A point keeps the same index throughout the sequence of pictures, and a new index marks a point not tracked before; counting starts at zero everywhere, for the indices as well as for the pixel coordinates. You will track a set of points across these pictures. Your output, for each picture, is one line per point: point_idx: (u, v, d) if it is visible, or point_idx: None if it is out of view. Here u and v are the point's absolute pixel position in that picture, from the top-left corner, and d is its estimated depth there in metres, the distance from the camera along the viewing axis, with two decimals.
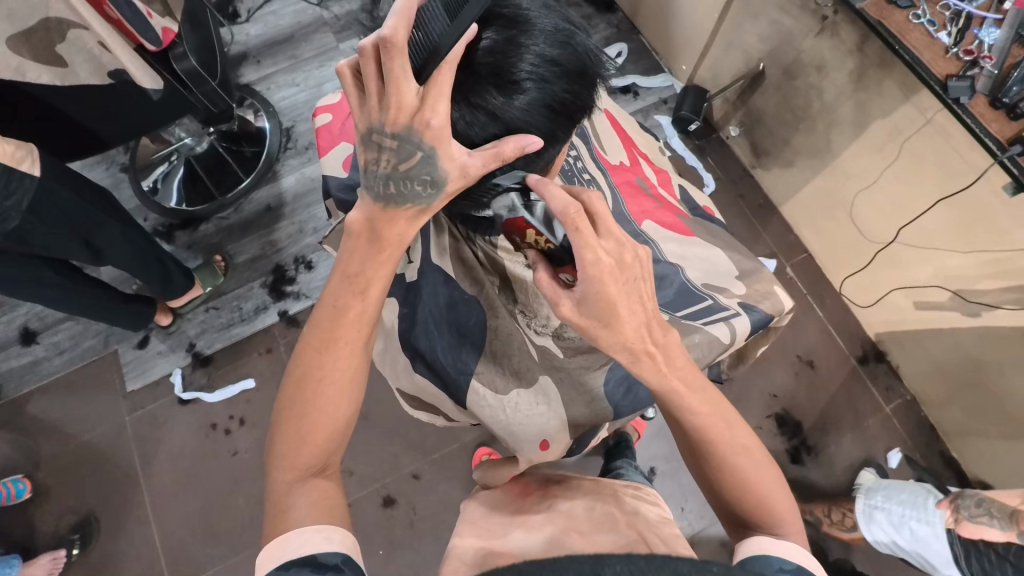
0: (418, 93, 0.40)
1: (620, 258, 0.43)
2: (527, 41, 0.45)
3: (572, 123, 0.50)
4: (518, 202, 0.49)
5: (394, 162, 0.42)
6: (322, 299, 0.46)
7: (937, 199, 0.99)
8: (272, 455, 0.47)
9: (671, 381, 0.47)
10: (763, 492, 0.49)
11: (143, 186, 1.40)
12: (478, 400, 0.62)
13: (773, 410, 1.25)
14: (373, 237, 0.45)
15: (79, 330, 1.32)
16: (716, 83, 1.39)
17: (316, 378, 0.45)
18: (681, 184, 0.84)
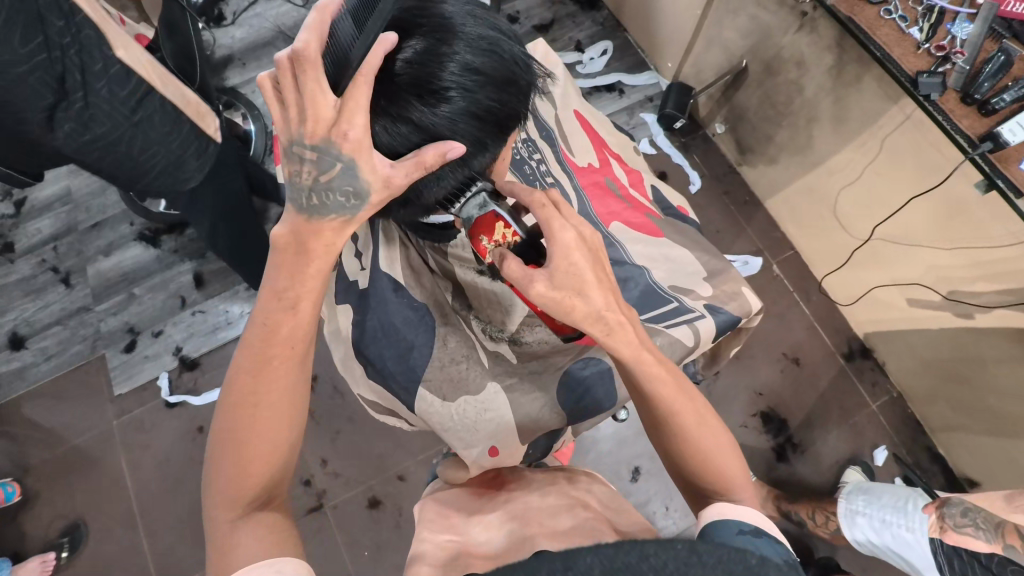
0: (335, 105, 0.40)
1: (582, 234, 0.47)
2: (452, 49, 0.45)
3: (503, 131, 0.50)
4: (490, 200, 0.51)
5: (316, 173, 0.43)
6: (252, 319, 0.46)
7: (913, 196, 0.99)
8: (215, 492, 0.46)
9: (640, 352, 0.47)
10: (723, 463, 0.49)
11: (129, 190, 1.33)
12: (426, 407, 0.62)
13: (758, 407, 1.25)
14: (299, 249, 0.45)
15: (67, 336, 1.33)
16: (700, 79, 1.38)
17: (252, 402, 0.45)
18: (654, 183, 0.83)
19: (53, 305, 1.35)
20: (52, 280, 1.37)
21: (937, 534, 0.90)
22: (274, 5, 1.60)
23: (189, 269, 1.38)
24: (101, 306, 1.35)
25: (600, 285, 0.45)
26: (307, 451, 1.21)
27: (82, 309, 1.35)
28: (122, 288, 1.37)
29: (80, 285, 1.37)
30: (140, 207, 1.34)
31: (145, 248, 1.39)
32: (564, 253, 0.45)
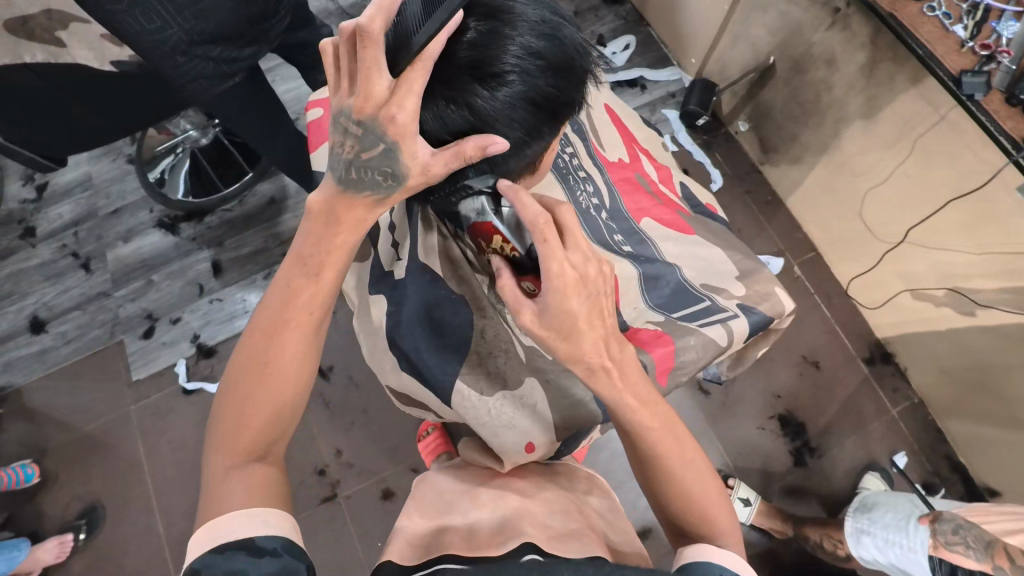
0: (388, 87, 0.40)
1: (582, 274, 0.43)
2: (511, 32, 0.44)
3: (557, 119, 0.49)
4: (488, 207, 0.51)
5: (358, 149, 0.42)
6: (275, 283, 0.49)
7: (946, 202, 0.96)
8: (216, 439, 0.48)
9: (624, 398, 0.47)
10: (706, 505, 0.50)
11: (149, 177, 1.40)
12: (462, 401, 0.61)
13: (775, 410, 1.24)
14: (330, 219, 0.46)
15: (86, 320, 1.34)
16: (724, 76, 1.36)
17: (264, 360, 0.48)
18: (682, 180, 0.82)
19: (73, 289, 1.36)
20: (72, 265, 1.38)
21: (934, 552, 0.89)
22: None
23: (206, 257, 1.39)
24: (119, 292, 1.36)
25: (593, 331, 0.43)
26: (321, 441, 1.21)
27: (101, 294, 1.36)
28: (141, 274, 1.37)
29: (100, 270, 1.37)
30: (158, 192, 1.39)
31: (164, 235, 1.40)
32: (559, 291, 0.42)
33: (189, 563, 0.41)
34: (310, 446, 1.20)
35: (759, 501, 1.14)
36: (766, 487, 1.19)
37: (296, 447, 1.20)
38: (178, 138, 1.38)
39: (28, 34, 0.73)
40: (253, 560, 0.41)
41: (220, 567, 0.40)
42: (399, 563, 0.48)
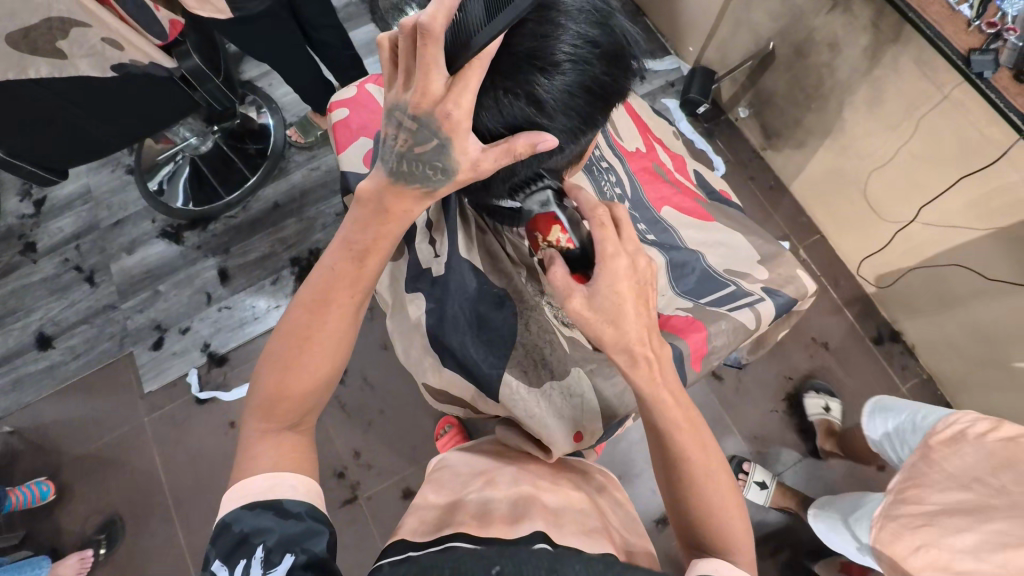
0: (444, 84, 0.40)
1: (634, 264, 0.46)
2: (564, 22, 0.44)
3: (608, 107, 0.49)
4: (554, 200, 0.52)
5: (410, 143, 0.43)
6: (321, 261, 0.49)
7: (955, 180, 0.97)
8: (251, 402, 0.49)
9: (659, 391, 0.48)
10: (723, 516, 0.48)
11: (150, 187, 1.39)
12: (510, 393, 0.62)
13: (789, 392, 1.25)
14: (380, 208, 0.47)
15: (93, 334, 1.33)
16: (724, 63, 1.37)
17: (305, 335, 0.48)
18: (696, 168, 0.83)
19: (79, 303, 1.35)
20: (76, 278, 1.36)
21: None
22: None
23: (213, 265, 1.38)
24: (126, 304, 1.35)
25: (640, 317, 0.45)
26: (340, 443, 1.21)
27: (108, 307, 1.35)
28: (147, 285, 1.36)
29: (105, 283, 1.36)
30: (160, 202, 1.38)
31: (169, 244, 1.39)
32: (611, 277, 0.45)
33: (222, 517, 0.44)
34: (329, 447, 1.21)
35: (777, 484, 1.15)
36: (783, 469, 1.21)
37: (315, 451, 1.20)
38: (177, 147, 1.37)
39: (31, 49, 0.69)
40: (280, 520, 0.43)
41: (250, 522, 0.43)
42: (411, 540, 0.45)
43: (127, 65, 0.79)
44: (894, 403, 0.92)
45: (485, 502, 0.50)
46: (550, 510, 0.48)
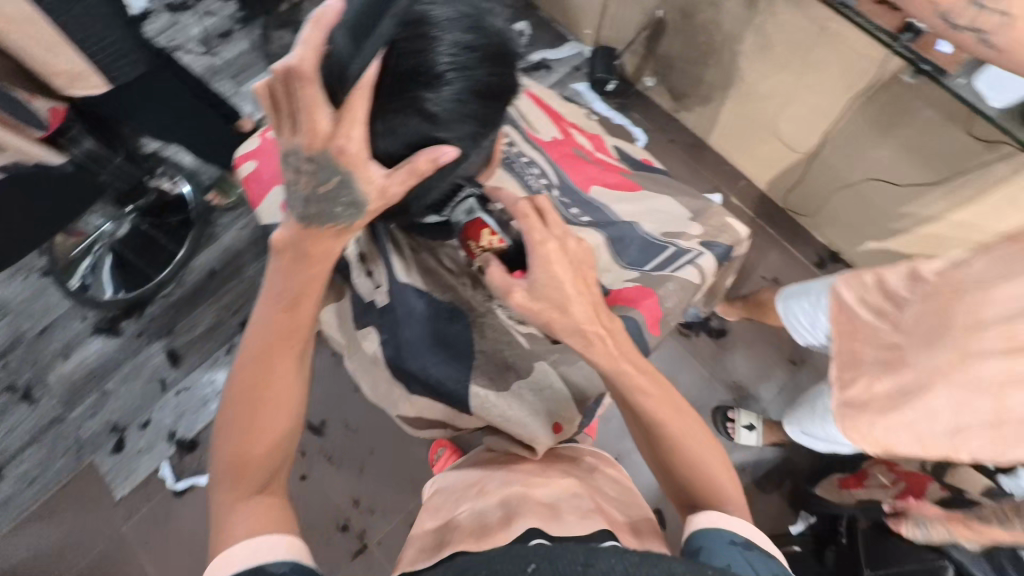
0: (331, 119, 0.42)
1: (564, 245, 0.47)
2: (438, 33, 0.43)
3: (502, 105, 0.50)
4: (477, 206, 0.54)
5: (314, 184, 0.45)
6: (254, 322, 0.52)
7: (852, 100, 1.04)
8: (215, 476, 0.50)
9: (622, 364, 0.49)
10: (708, 468, 0.51)
11: (70, 286, 1.29)
12: (483, 404, 0.61)
13: (753, 333, 1.32)
14: (297, 256, 0.50)
15: (45, 454, 1.23)
16: (621, 38, 1.42)
17: (256, 393, 0.50)
18: (615, 144, 0.85)
19: (19, 426, 1.24)
20: (11, 400, 1.26)
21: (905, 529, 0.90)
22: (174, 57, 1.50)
23: (160, 349, 1.31)
24: (75, 413, 1.26)
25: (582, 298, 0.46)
26: (336, 494, 1.18)
27: (55, 420, 1.25)
28: (93, 387, 1.28)
29: (45, 397, 1.26)
30: (86, 299, 1.29)
31: (106, 339, 1.31)
32: (544, 264, 0.46)
33: None
34: (327, 503, 1.17)
35: (764, 421, 1.20)
36: (766, 405, 1.26)
37: (311, 508, 1.16)
38: (92, 237, 1.28)
39: None
40: None
41: None
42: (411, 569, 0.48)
43: (17, 164, 0.74)
44: (804, 285, 1.01)
45: (481, 513, 0.50)
46: (545, 501, 0.49)
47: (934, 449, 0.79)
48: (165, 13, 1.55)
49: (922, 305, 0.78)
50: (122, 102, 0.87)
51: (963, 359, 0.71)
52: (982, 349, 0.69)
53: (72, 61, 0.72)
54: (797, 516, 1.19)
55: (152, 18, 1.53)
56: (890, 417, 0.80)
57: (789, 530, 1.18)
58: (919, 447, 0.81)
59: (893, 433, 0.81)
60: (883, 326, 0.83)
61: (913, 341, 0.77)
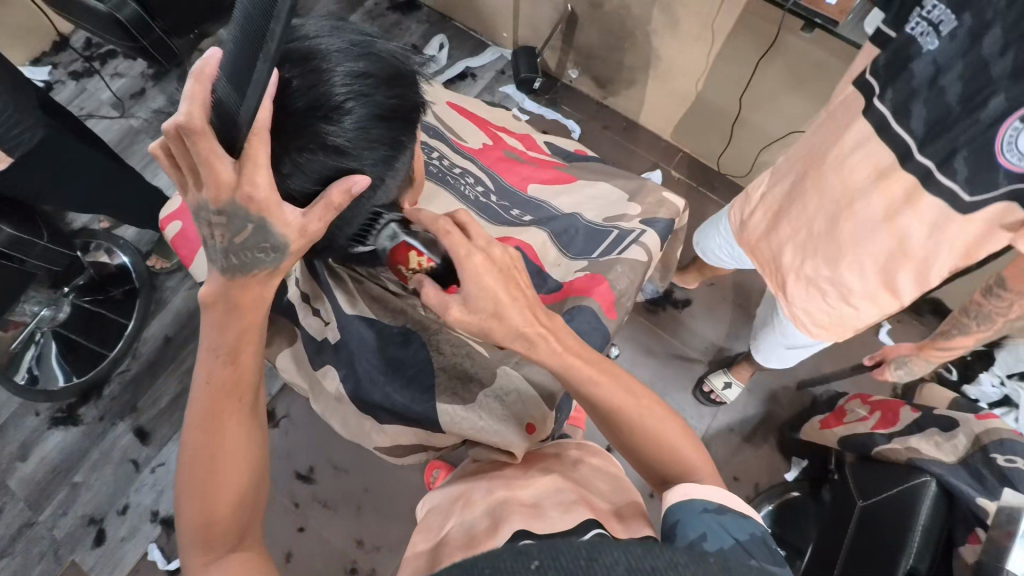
0: (233, 169, 0.41)
1: (491, 255, 0.48)
2: (327, 66, 0.44)
3: (413, 125, 0.50)
4: (400, 230, 0.51)
5: (229, 236, 0.45)
6: (197, 379, 0.51)
7: (761, 61, 1.08)
8: (183, 542, 0.49)
9: (569, 360, 0.50)
10: (672, 443, 0.53)
11: (18, 381, 1.22)
12: (452, 419, 0.61)
13: (715, 296, 1.36)
14: (231, 305, 0.49)
15: (20, 563, 1.14)
16: (539, 36, 1.45)
17: (210, 455, 0.49)
18: (546, 140, 0.87)
19: None
20: None
21: (889, 441, 0.98)
22: (88, 125, 1.44)
23: (127, 428, 1.25)
24: (45, 513, 1.18)
25: (515, 301, 0.47)
26: (337, 539, 1.15)
27: (25, 525, 1.17)
28: (61, 482, 1.20)
29: (10, 503, 1.18)
30: (36, 391, 1.22)
31: (66, 430, 1.24)
32: (473, 274, 0.46)
33: None
34: (331, 549, 1.14)
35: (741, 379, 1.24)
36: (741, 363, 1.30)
37: (314, 558, 1.13)
38: (31, 325, 1.21)
39: None
40: None
41: None
42: None
43: None
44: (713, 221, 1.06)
45: (469, 528, 0.49)
46: (529, 503, 0.49)
47: (885, 303, 0.79)
48: (70, 81, 1.48)
49: (796, 179, 0.83)
50: (31, 182, 0.84)
51: (850, 199, 0.75)
52: (861, 193, 0.74)
53: None
54: (791, 463, 1.23)
55: (57, 90, 1.47)
56: (822, 291, 0.82)
57: (786, 478, 1.22)
58: (875, 308, 0.80)
59: (844, 303, 0.81)
60: (784, 211, 0.85)
61: (817, 210, 0.80)
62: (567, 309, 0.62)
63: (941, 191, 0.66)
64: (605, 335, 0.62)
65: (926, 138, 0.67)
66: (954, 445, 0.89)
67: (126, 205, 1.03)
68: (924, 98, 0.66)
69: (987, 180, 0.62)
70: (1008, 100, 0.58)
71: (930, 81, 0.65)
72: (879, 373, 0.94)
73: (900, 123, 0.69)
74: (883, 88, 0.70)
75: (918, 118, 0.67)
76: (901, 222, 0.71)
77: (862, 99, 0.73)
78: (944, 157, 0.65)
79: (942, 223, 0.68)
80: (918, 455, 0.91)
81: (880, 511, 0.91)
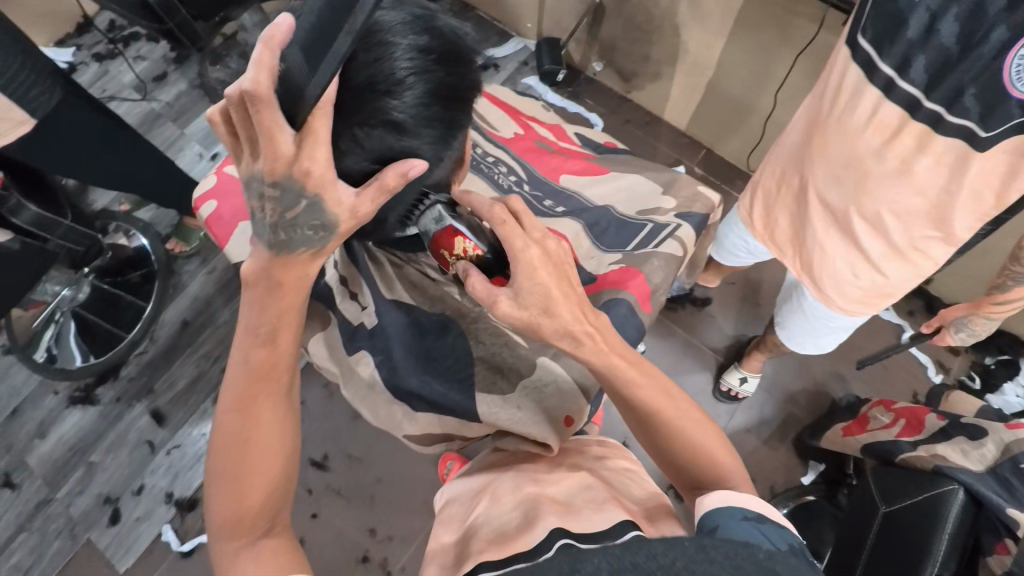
0: (294, 140, 0.41)
1: (545, 248, 0.48)
2: (392, 38, 0.44)
3: (468, 105, 0.50)
4: (446, 213, 0.50)
5: (280, 210, 0.44)
6: (233, 359, 0.50)
7: (794, 59, 1.07)
8: (213, 526, 0.49)
9: (612, 359, 0.49)
10: (708, 452, 0.52)
11: (37, 359, 1.23)
12: (490, 410, 0.61)
13: (734, 297, 1.35)
14: (273, 284, 0.49)
15: (38, 539, 1.15)
16: (563, 28, 1.43)
17: (245, 437, 0.49)
18: (576, 131, 0.86)
19: (5, 515, 1.17)
20: None
21: (913, 451, 0.96)
22: (110, 107, 1.44)
23: (143, 410, 1.26)
24: (63, 491, 1.19)
25: (566, 297, 0.46)
26: (349, 528, 1.15)
27: (42, 503, 1.18)
28: (78, 461, 1.21)
29: (28, 481, 1.19)
30: (55, 371, 1.23)
31: (84, 410, 1.25)
32: (527, 268, 0.46)
33: None
34: (343, 537, 1.14)
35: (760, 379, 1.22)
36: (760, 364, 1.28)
37: (327, 546, 1.13)
38: (52, 304, 1.23)
39: None
40: None
41: None
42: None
43: None
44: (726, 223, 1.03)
45: (498, 519, 0.48)
46: (559, 498, 0.49)
47: (916, 262, 0.76)
48: (93, 63, 1.49)
49: (798, 152, 0.82)
50: (51, 159, 0.84)
51: (860, 167, 0.74)
52: (876, 165, 0.72)
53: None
54: (807, 467, 1.22)
55: (81, 71, 1.47)
56: (852, 261, 0.79)
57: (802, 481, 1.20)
58: (909, 271, 0.77)
59: (872, 269, 0.78)
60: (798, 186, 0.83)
61: (823, 179, 0.79)
62: (603, 302, 0.61)
63: (954, 133, 0.66)
64: (641, 329, 0.61)
65: (929, 85, 0.66)
66: (982, 454, 0.86)
67: (147, 185, 1.02)
68: (922, 50, 0.66)
69: (1000, 114, 0.62)
70: (1010, 29, 0.59)
71: (928, 28, 0.65)
72: (938, 339, 0.89)
73: (904, 79, 0.68)
74: (879, 48, 0.69)
75: (919, 68, 0.66)
76: (920, 175, 0.69)
77: (858, 66, 0.72)
78: (951, 99, 0.65)
79: (961, 166, 0.66)
80: (945, 461, 0.89)
81: (906, 518, 0.89)
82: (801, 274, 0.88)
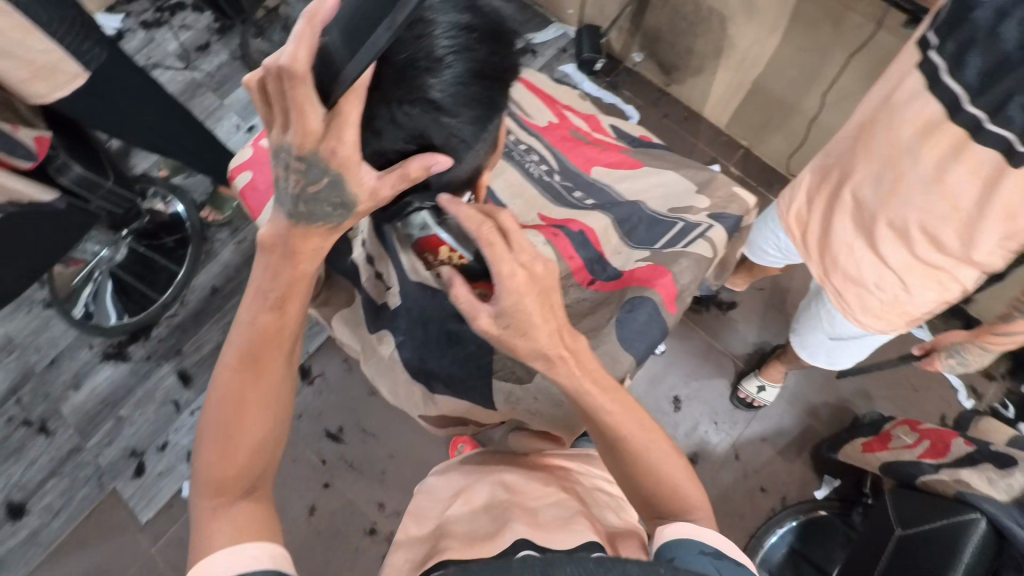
0: (324, 119, 0.41)
1: (532, 272, 0.45)
2: (434, 15, 0.43)
3: (507, 86, 0.49)
4: (432, 220, 0.52)
5: (304, 183, 0.44)
6: (240, 318, 0.52)
7: (848, 58, 1.03)
8: (197, 480, 0.50)
9: (584, 383, 0.48)
10: (672, 483, 0.50)
11: (74, 314, 1.29)
12: (508, 400, 0.62)
13: (760, 303, 1.32)
14: (288, 253, 0.50)
15: (68, 484, 1.21)
16: (606, 15, 1.39)
17: (243, 395, 0.50)
18: (612, 123, 0.84)
19: (40, 458, 1.23)
20: (28, 434, 1.24)
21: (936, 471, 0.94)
22: (154, 75, 1.47)
23: (170, 369, 1.30)
24: (93, 441, 1.25)
25: (547, 323, 0.45)
26: (360, 500, 1.17)
27: (73, 451, 1.24)
28: (108, 414, 1.27)
29: (62, 428, 1.25)
30: (91, 327, 1.28)
31: (116, 366, 1.30)
32: (512, 294, 0.44)
33: None
34: (354, 508, 1.17)
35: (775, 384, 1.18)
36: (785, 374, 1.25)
37: (337, 515, 1.16)
38: (91, 263, 1.28)
39: None
40: None
41: None
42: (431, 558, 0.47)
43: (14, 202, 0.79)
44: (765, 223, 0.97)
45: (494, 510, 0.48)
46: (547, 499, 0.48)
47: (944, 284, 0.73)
48: (140, 31, 1.52)
49: (843, 151, 0.79)
50: (96, 121, 0.87)
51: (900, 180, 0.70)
52: (916, 176, 0.69)
53: (34, 60, 0.71)
54: (822, 481, 1.19)
55: (127, 38, 1.51)
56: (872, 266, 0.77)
57: (815, 495, 1.18)
58: (928, 288, 0.75)
59: (894, 282, 0.76)
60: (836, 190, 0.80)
61: (865, 185, 0.75)
62: (628, 300, 0.60)
63: (992, 143, 0.62)
64: (663, 331, 0.60)
65: (980, 88, 0.62)
66: (1009, 484, 0.83)
67: (187, 150, 1.04)
68: (981, 48, 0.61)
69: None
70: None
71: (992, 29, 0.60)
72: (926, 363, 0.87)
73: (954, 78, 0.64)
74: (942, 40, 0.65)
75: (974, 68, 0.62)
76: (953, 184, 0.66)
77: (918, 55, 0.68)
78: (997, 106, 0.60)
79: (993, 181, 0.63)
80: (967, 489, 0.86)
81: (920, 545, 0.87)
82: (825, 279, 0.85)
